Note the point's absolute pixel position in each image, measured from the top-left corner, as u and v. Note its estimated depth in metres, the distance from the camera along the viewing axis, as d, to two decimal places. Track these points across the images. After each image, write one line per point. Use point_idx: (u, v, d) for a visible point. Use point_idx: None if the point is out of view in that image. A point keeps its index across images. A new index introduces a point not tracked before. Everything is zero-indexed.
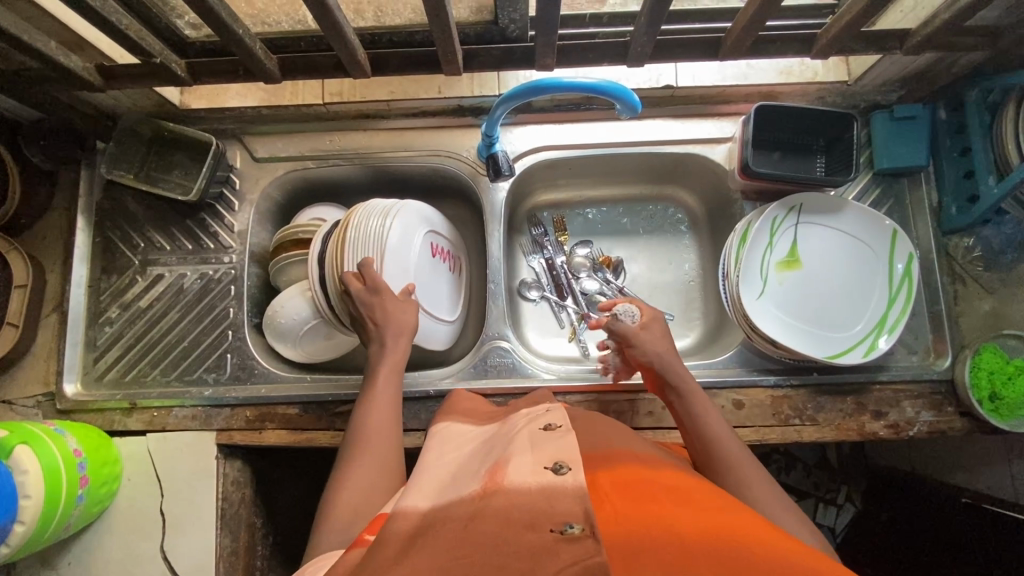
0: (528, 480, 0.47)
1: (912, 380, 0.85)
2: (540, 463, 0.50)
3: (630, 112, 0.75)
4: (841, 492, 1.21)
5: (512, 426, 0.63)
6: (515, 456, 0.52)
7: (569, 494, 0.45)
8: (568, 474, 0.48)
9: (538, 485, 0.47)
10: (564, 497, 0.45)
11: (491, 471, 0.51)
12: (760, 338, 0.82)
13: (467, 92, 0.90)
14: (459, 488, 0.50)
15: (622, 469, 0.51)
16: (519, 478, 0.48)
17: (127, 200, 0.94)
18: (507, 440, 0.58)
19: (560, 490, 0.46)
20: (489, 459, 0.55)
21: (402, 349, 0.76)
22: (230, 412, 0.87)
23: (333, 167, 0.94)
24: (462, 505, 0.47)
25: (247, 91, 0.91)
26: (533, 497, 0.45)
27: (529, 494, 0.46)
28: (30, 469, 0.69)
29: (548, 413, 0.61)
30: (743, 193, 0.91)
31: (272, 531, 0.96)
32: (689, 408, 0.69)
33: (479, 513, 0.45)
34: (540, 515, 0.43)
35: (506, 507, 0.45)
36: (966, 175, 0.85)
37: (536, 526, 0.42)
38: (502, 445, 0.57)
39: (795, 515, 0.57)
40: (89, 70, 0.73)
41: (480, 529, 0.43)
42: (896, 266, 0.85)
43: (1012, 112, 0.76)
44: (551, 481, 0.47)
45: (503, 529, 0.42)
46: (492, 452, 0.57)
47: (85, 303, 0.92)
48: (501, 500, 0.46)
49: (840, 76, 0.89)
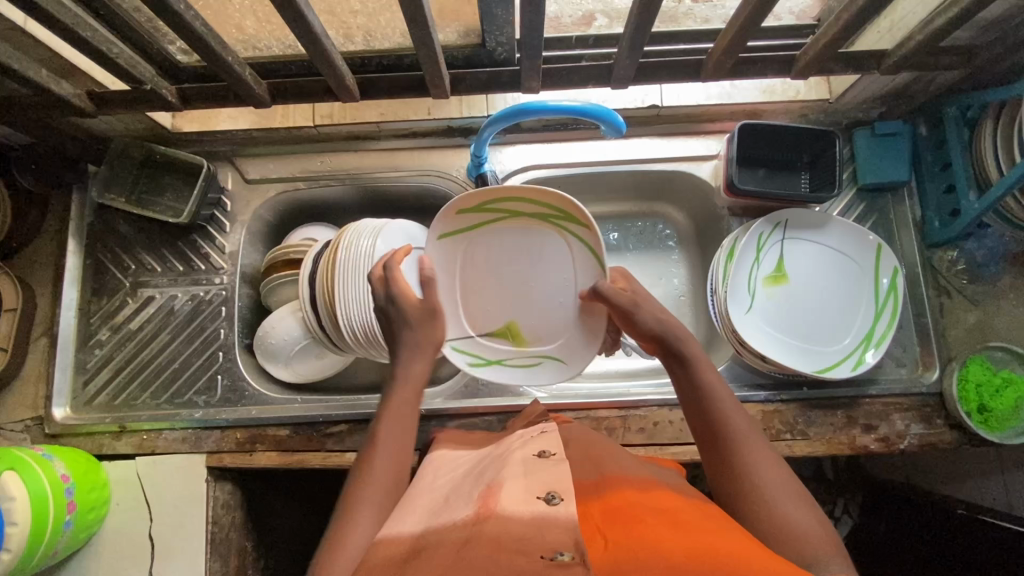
0: (520, 508, 0.47)
1: (902, 393, 0.85)
2: (532, 491, 0.50)
3: (615, 132, 0.76)
4: (839, 505, 1.19)
5: (506, 448, 0.63)
6: (507, 481, 0.52)
7: (559, 524, 0.45)
8: (560, 505, 0.48)
9: (530, 514, 0.47)
10: (555, 527, 0.44)
11: (484, 495, 0.52)
12: (748, 353, 0.83)
13: (455, 113, 0.92)
14: (452, 513, 0.51)
15: (616, 496, 0.51)
16: (511, 505, 0.48)
17: (118, 222, 0.94)
18: (500, 463, 0.58)
19: (550, 521, 0.45)
20: (481, 481, 0.55)
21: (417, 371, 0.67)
22: (221, 434, 0.87)
23: (324, 188, 0.95)
24: (454, 529, 0.48)
25: (238, 114, 0.92)
26: (525, 525, 0.45)
27: (520, 523, 0.46)
28: (16, 496, 0.68)
29: (541, 437, 0.61)
30: (730, 210, 0.92)
31: (263, 555, 0.94)
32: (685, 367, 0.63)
33: (470, 539, 0.45)
34: (531, 541, 0.43)
35: (499, 535, 0.45)
36: (948, 189, 0.87)
37: (527, 552, 0.42)
38: (495, 467, 0.58)
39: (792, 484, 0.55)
40: (81, 97, 0.74)
41: (471, 556, 0.43)
42: (882, 280, 0.86)
43: (989, 129, 0.79)
44: (542, 511, 0.47)
45: (495, 555, 0.43)
46: (484, 475, 0.57)
47: (74, 326, 0.91)
48: (494, 525, 0.46)
49: (821, 94, 0.91)
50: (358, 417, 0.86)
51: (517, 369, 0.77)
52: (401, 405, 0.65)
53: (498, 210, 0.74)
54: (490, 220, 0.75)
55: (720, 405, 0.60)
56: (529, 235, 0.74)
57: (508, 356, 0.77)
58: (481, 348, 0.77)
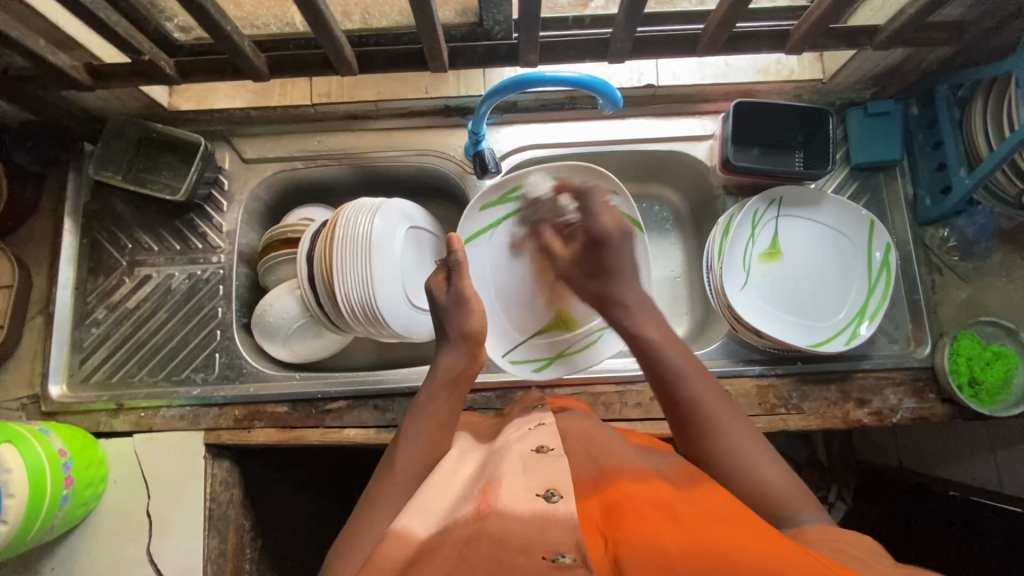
0: (521, 507, 0.48)
1: (893, 368, 0.87)
2: (531, 488, 0.50)
3: (612, 106, 0.76)
4: (832, 491, 1.23)
5: (506, 441, 0.63)
6: (506, 475, 0.53)
7: (560, 524, 0.46)
8: (560, 502, 0.48)
9: (531, 513, 0.47)
10: (556, 526, 0.46)
11: (484, 490, 0.52)
12: (744, 329, 0.84)
13: (453, 92, 0.92)
14: (456, 509, 0.52)
15: (615, 492, 0.51)
16: (511, 503, 0.49)
17: (115, 201, 0.94)
18: (500, 458, 0.58)
19: (553, 520, 0.46)
20: (482, 477, 0.56)
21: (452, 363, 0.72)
22: (218, 411, 0.87)
23: (321, 168, 0.95)
24: (456, 528, 0.48)
25: (235, 92, 0.92)
26: (526, 525, 0.46)
27: (521, 522, 0.46)
28: (13, 468, 0.68)
29: (543, 430, 0.61)
30: (726, 188, 0.93)
31: (262, 535, 0.94)
32: (645, 337, 0.67)
33: (472, 538, 0.46)
34: (534, 540, 0.45)
35: (500, 532, 0.46)
36: (939, 167, 0.88)
37: (529, 551, 0.43)
38: (494, 463, 0.58)
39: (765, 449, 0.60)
40: (78, 69, 0.74)
41: (474, 557, 0.44)
42: (875, 254, 0.87)
43: (980, 106, 0.80)
44: (543, 508, 0.48)
45: (499, 556, 0.43)
46: (484, 470, 0.58)
47: (71, 305, 0.91)
48: (494, 523, 0.47)
49: (815, 73, 0.91)
50: (357, 392, 0.86)
51: (580, 354, 0.90)
52: (438, 404, 0.69)
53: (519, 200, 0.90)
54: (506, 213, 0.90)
55: (688, 373, 0.63)
56: None
57: (566, 347, 0.91)
58: (540, 349, 0.91)
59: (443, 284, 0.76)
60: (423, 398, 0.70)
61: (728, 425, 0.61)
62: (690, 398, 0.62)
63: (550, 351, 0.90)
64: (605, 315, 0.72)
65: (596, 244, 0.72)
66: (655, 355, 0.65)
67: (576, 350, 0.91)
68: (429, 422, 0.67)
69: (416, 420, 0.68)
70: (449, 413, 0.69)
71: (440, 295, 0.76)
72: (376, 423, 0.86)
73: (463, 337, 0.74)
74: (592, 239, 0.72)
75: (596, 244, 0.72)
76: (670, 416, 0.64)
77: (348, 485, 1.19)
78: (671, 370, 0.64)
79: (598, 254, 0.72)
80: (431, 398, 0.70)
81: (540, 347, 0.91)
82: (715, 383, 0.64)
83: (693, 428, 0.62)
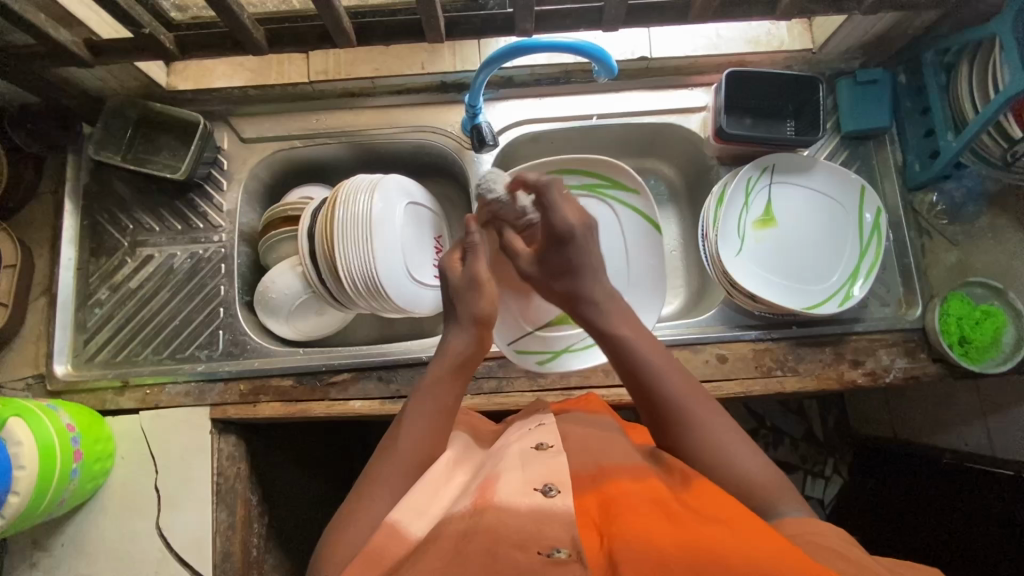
0: (518, 500, 0.51)
1: (887, 329, 0.88)
2: (529, 482, 0.53)
3: (607, 74, 0.78)
4: (829, 465, 1.27)
5: (503, 443, 0.64)
6: (504, 472, 0.55)
7: (557, 519, 0.49)
8: (556, 496, 0.51)
9: (528, 507, 0.50)
10: (554, 521, 0.48)
11: (482, 487, 0.55)
12: (740, 294, 0.86)
13: (449, 68, 0.93)
14: (454, 505, 0.54)
15: (611, 487, 0.54)
16: (510, 498, 0.51)
17: (115, 183, 0.95)
18: (499, 455, 0.61)
19: (549, 515, 0.49)
20: (479, 477, 0.58)
21: (456, 351, 0.71)
22: (224, 386, 0.88)
23: (320, 146, 0.96)
24: (455, 520, 0.51)
25: (233, 71, 0.93)
26: (523, 519, 0.49)
27: (518, 517, 0.49)
28: (24, 440, 0.68)
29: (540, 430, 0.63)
30: (719, 158, 0.95)
31: (269, 511, 0.95)
32: (614, 336, 0.67)
33: (469, 532, 0.49)
34: (529, 535, 0.47)
35: (496, 527, 0.49)
36: (927, 133, 0.90)
37: (525, 547, 0.46)
38: (493, 462, 0.60)
39: (744, 440, 0.60)
40: (78, 44, 0.74)
41: (470, 552, 0.47)
42: (866, 217, 0.89)
43: (965, 71, 0.82)
44: (540, 503, 0.50)
45: (494, 551, 0.46)
46: (483, 468, 0.60)
47: (73, 285, 0.92)
48: (494, 517, 0.50)
49: (805, 44, 0.93)
50: (361, 365, 0.87)
51: (582, 351, 0.90)
52: (442, 390, 0.67)
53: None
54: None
55: (658, 370, 0.64)
56: None
57: (571, 342, 0.91)
58: (547, 342, 0.90)
59: (458, 264, 0.76)
60: (427, 385, 0.68)
61: (703, 419, 0.61)
62: (662, 393, 0.62)
63: (556, 344, 0.90)
64: (576, 316, 0.71)
65: (558, 241, 0.71)
66: (630, 353, 0.65)
67: (581, 345, 0.91)
68: (433, 407, 0.66)
69: (421, 405, 0.66)
70: (454, 401, 0.68)
71: (453, 273, 0.75)
72: (380, 394, 0.87)
73: (474, 320, 0.72)
74: (553, 237, 0.71)
75: (558, 241, 0.71)
76: (642, 408, 0.65)
77: (352, 466, 1.20)
78: (644, 365, 0.64)
79: (565, 253, 0.71)
80: (435, 386, 0.68)
81: (547, 340, 0.90)
82: (687, 378, 0.64)
83: (666, 424, 0.62)
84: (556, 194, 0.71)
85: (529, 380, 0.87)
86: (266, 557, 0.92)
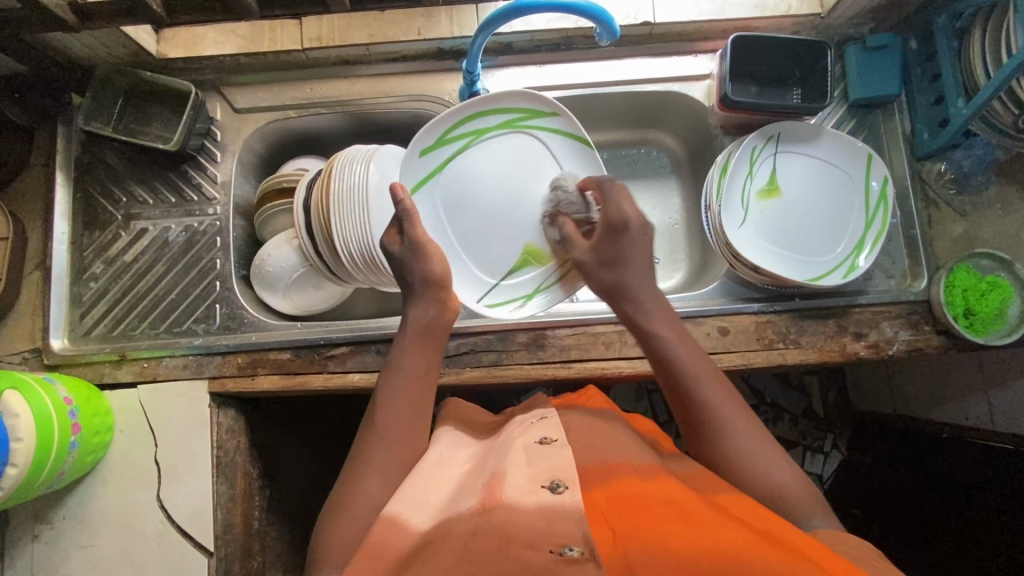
0: (526, 498, 0.51)
1: (891, 302, 0.87)
2: (536, 479, 0.53)
3: (609, 36, 0.75)
4: (828, 441, 1.28)
5: (509, 436, 0.63)
6: (512, 467, 0.55)
7: (568, 515, 0.49)
8: (565, 492, 0.51)
9: (536, 505, 0.50)
10: (564, 518, 0.48)
11: (489, 484, 0.54)
12: (742, 265, 0.85)
13: (447, 33, 0.90)
14: (452, 503, 0.54)
15: (621, 484, 0.53)
16: (518, 494, 0.51)
17: (106, 154, 0.93)
18: (502, 451, 0.60)
19: (558, 511, 0.49)
20: (480, 474, 0.58)
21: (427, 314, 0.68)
22: (222, 360, 0.87)
23: (314, 116, 0.94)
24: (463, 519, 0.51)
25: (224, 38, 0.90)
26: (533, 517, 0.49)
27: (527, 515, 0.49)
28: (21, 413, 0.68)
29: (544, 423, 0.62)
30: (723, 128, 0.93)
31: (267, 484, 0.95)
32: (656, 337, 0.64)
33: (479, 529, 0.49)
34: (541, 534, 0.47)
35: (502, 525, 0.49)
36: (937, 101, 0.87)
37: (536, 545, 0.46)
38: (498, 456, 0.60)
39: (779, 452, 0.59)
40: (64, 8, 0.72)
41: (480, 550, 0.47)
42: (872, 185, 0.87)
43: (978, 35, 0.79)
44: (548, 500, 0.50)
45: (507, 547, 0.47)
46: (487, 465, 0.59)
47: (68, 260, 0.90)
48: (502, 514, 0.49)
49: (813, 8, 0.90)
50: (361, 338, 0.87)
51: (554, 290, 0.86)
52: (415, 354, 0.66)
53: (460, 136, 0.85)
54: (453, 151, 0.85)
55: (699, 378, 0.61)
56: (498, 144, 0.86)
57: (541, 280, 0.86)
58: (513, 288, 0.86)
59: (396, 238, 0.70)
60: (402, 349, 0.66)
61: (741, 429, 0.59)
62: (700, 404, 0.60)
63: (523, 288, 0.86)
64: (615, 310, 0.68)
65: (613, 232, 0.67)
66: (669, 355, 0.63)
67: (548, 286, 0.86)
68: (413, 372, 0.65)
69: (393, 377, 0.64)
70: (429, 362, 0.66)
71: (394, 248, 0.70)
72: (379, 367, 0.86)
73: (433, 287, 0.69)
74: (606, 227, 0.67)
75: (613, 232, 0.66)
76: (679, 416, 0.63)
77: None
78: (680, 367, 0.62)
79: (614, 245, 0.67)
80: (408, 351, 0.66)
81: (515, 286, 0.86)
82: (726, 386, 0.62)
83: (702, 430, 0.60)
84: (612, 188, 0.67)
85: (529, 353, 0.87)
86: (265, 531, 0.93)
